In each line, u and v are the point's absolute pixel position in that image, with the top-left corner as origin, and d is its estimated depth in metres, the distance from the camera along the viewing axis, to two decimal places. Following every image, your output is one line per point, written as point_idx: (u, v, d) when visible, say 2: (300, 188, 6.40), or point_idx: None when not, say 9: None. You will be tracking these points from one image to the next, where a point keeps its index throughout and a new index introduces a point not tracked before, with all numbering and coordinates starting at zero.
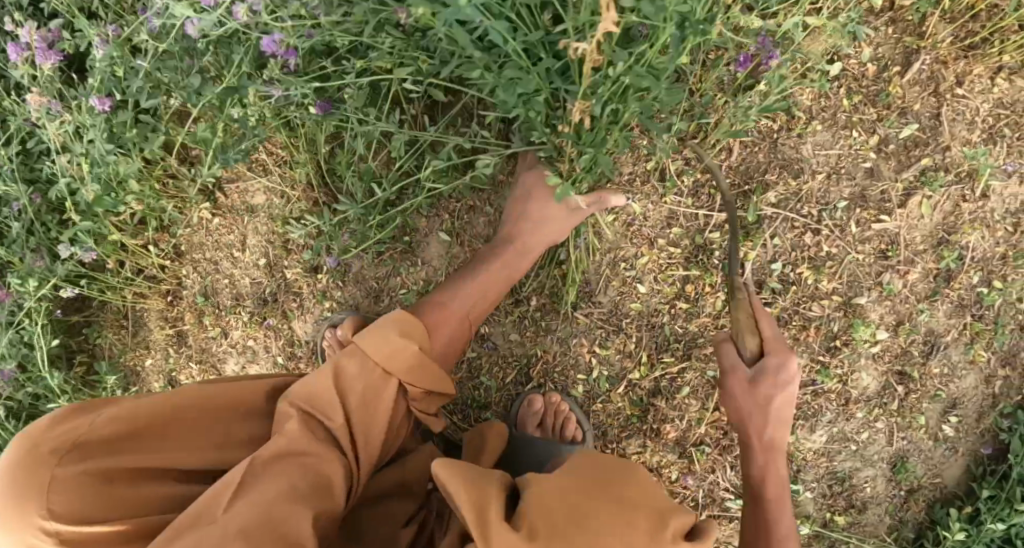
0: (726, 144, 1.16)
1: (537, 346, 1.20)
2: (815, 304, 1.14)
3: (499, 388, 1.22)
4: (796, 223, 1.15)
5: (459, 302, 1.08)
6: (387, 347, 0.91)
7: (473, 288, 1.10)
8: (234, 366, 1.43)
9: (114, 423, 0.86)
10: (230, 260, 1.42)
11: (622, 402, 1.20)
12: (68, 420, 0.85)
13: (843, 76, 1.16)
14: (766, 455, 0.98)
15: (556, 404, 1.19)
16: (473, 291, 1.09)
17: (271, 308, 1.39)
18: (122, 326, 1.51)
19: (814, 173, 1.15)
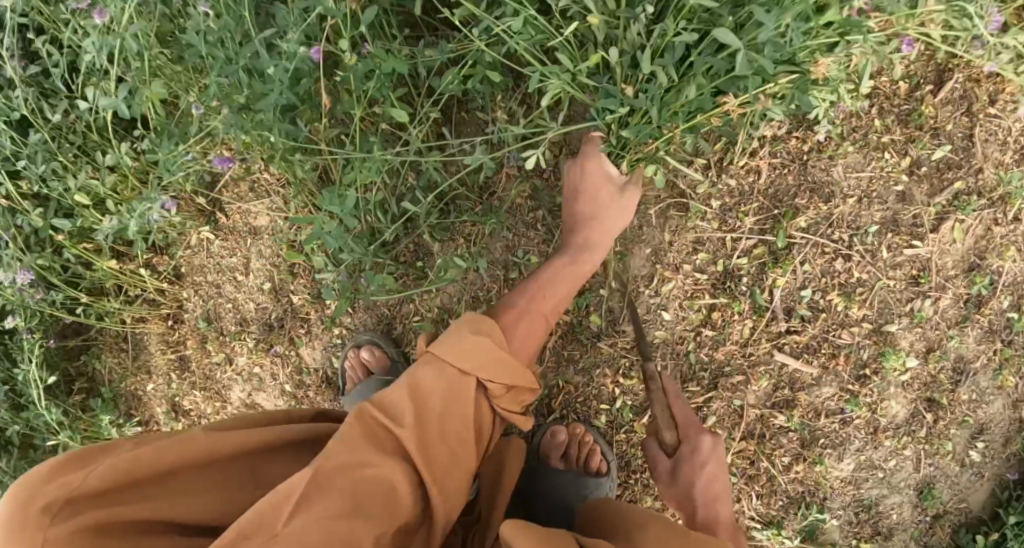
0: (754, 167, 1.12)
1: (559, 376, 1.16)
2: (845, 332, 1.12)
3: (519, 419, 1.18)
4: (826, 249, 1.11)
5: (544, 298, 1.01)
6: (466, 346, 0.82)
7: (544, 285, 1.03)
8: (240, 393, 1.38)
9: (111, 476, 0.71)
10: (234, 284, 1.37)
11: (646, 433, 1.16)
12: (66, 472, 0.70)
13: (875, 95, 1.12)
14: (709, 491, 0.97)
15: (578, 435, 1.15)
16: (555, 286, 1.04)
17: (277, 334, 1.34)
18: (122, 349, 1.44)
19: (845, 197, 1.11)
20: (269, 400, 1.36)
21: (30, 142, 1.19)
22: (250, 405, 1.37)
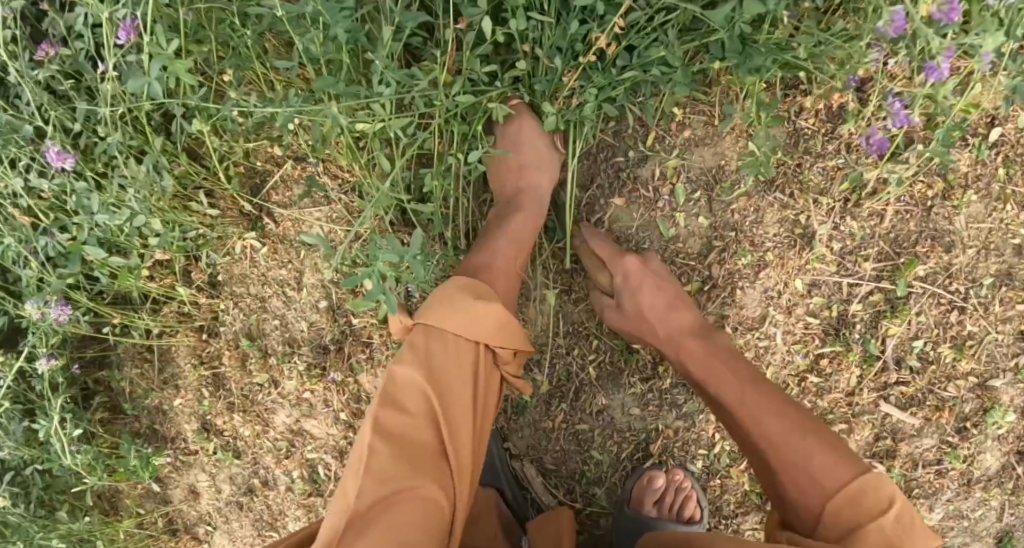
0: (878, 211, 1.07)
1: (659, 420, 1.09)
2: (950, 384, 1.10)
3: (612, 463, 1.11)
4: (941, 300, 1.08)
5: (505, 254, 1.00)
6: (469, 316, 0.85)
7: (513, 218, 1.03)
8: (286, 417, 1.26)
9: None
10: (283, 299, 1.23)
11: (744, 479, 1.11)
12: None
13: (1001, 143, 1.07)
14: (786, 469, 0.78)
15: (678, 482, 1.09)
16: (513, 232, 1.02)
17: (333, 358, 1.21)
18: (148, 361, 1.31)
19: (965, 248, 1.08)
20: (320, 427, 1.24)
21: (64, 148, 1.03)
22: (297, 431, 1.25)
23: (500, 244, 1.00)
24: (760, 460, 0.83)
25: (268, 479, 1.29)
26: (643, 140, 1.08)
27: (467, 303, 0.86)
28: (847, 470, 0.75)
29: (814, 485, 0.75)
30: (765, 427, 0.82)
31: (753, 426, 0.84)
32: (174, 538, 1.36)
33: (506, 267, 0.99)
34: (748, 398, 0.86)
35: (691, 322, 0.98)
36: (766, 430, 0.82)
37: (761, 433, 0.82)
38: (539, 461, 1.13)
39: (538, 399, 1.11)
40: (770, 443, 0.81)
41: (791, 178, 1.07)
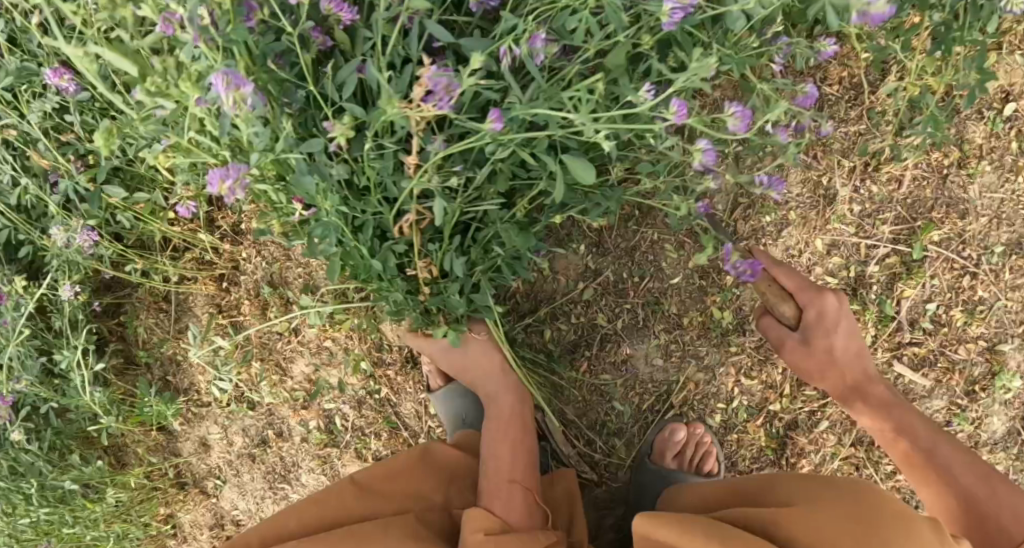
0: (897, 176, 1.11)
1: (681, 373, 1.12)
2: (961, 347, 1.13)
3: (632, 415, 1.13)
4: (954, 265, 1.12)
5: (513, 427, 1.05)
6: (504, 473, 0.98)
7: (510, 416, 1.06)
8: (305, 367, 1.26)
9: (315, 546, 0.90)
10: (308, 248, 1.23)
11: (759, 434, 1.14)
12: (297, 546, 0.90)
13: (1015, 117, 1.11)
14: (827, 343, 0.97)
15: (698, 436, 1.11)
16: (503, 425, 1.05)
17: (357, 307, 1.22)
18: (163, 309, 1.30)
19: (978, 215, 1.12)
20: (340, 378, 1.25)
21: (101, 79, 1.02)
22: (316, 381, 1.26)
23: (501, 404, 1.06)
24: (917, 461, 0.89)
25: (283, 430, 1.30)
26: (674, 99, 1.11)
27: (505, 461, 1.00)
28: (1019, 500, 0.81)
29: (995, 517, 0.79)
30: (912, 421, 0.93)
31: (927, 442, 0.90)
32: (182, 491, 1.35)
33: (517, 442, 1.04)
34: (867, 386, 0.98)
35: (797, 334, 0.97)
36: (905, 421, 0.94)
37: (901, 419, 0.94)
38: (560, 412, 1.15)
39: (562, 350, 1.14)
40: (899, 424, 0.94)
41: (816, 140, 1.11)
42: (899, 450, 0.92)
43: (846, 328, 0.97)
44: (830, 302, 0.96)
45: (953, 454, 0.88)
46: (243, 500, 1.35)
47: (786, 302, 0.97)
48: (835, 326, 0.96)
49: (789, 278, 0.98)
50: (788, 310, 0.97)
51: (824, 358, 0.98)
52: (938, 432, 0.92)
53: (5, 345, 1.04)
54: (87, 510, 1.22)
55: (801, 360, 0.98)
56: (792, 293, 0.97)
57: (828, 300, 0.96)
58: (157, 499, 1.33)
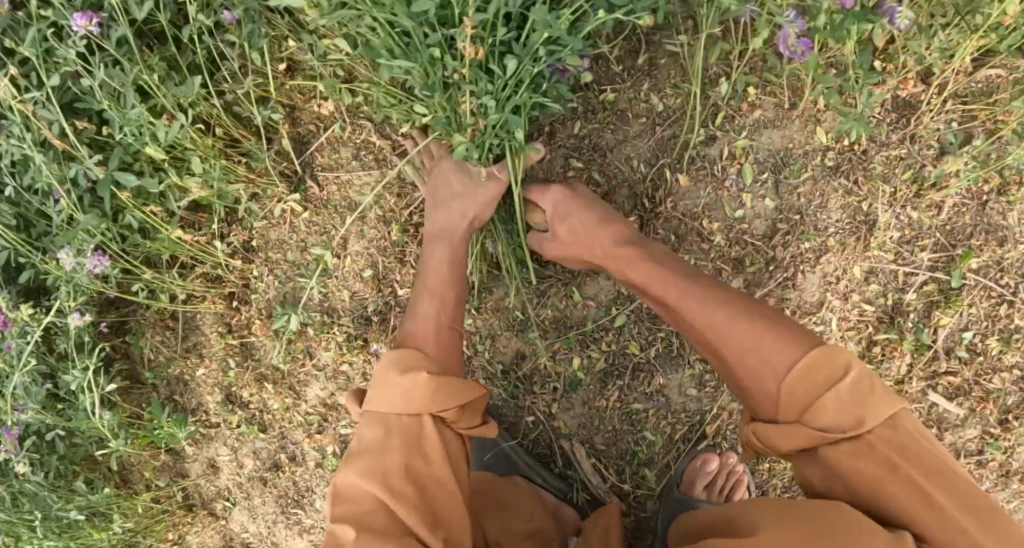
0: (937, 202, 1.09)
1: (715, 403, 1.08)
2: (996, 376, 1.11)
3: (664, 444, 1.10)
4: (992, 292, 1.10)
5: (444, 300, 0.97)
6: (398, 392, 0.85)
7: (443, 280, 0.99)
8: (320, 391, 1.20)
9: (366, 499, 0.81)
10: (323, 267, 1.17)
11: (792, 464, 1.12)
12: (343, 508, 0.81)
13: None
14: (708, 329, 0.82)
15: (730, 466, 1.09)
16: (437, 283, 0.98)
17: (376, 329, 1.17)
18: (168, 329, 1.23)
19: (1017, 243, 1.10)
20: None
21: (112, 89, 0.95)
22: (332, 405, 1.21)
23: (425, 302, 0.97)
24: (722, 370, 0.80)
25: (296, 454, 1.25)
26: (712, 120, 1.07)
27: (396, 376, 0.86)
28: (797, 348, 0.73)
29: (767, 368, 0.74)
30: (698, 313, 0.81)
31: (709, 341, 0.81)
32: (189, 514, 1.30)
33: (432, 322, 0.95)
34: (656, 278, 0.87)
35: (556, 221, 0.96)
36: (709, 333, 0.80)
37: (697, 318, 0.81)
38: (589, 441, 1.11)
39: (593, 378, 1.09)
40: (736, 356, 0.77)
41: (857, 163, 1.07)
42: (669, 311, 0.86)
43: (595, 218, 0.94)
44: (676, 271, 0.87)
45: (778, 352, 0.74)
46: (253, 524, 1.30)
47: (535, 208, 1.00)
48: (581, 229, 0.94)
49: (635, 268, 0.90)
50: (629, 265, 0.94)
51: (635, 252, 0.91)
52: (810, 340, 0.74)
53: (10, 373, 0.98)
54: (92, 539, 1.16)
55: (562, 253, 0.96)
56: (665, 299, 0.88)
57: (575, 196, 0.97)
58: (163, 523, 1.28)
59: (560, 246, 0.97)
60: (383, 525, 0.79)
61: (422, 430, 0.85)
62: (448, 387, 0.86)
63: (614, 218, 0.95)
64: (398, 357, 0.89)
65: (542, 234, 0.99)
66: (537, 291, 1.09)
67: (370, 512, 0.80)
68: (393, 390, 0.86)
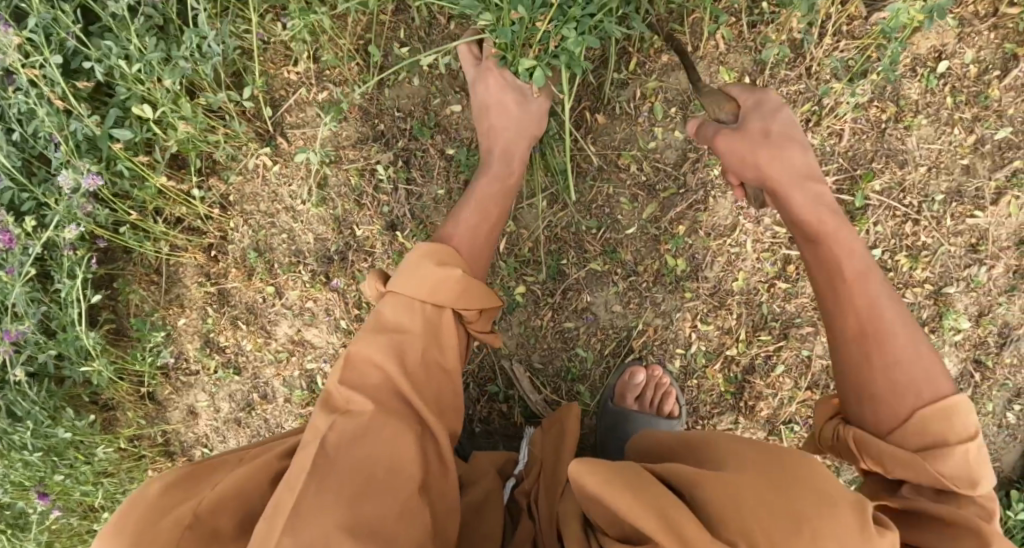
0: (837, 130, 1.18)
1: (640, 318, 1.18)
2: (907, 291, 1.20)
3: (595, 359, 1.20)
4: (896, 213, 1.19)
5: (469, 233, 0.98)
6: (428, 279, 0.88)
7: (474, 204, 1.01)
8: (288, 328, 1.35)
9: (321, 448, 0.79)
10: (291, 215, 1.33)
11: (718, 379, 1.20)
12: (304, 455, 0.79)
13: (948, 75, 1.16)
14: (783, 179, 0.87)
15: (658, 378, 1.17)
16: (475, 209, 1.01)
17: (336, 267, 1.30)
18: (153, 283, 1.40)
19: (916, 166, 1.18)
20: (320, 337, 1.34)
21: (109, 51, 1.14)
22: (299, 341, 1.35)
23: (467, 211, 1.00)
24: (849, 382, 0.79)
25: (267, 393, 1.39)
26: (625, 66, 1.16)
27: (423, 267, 0.89)
28: (938, 387, 0.75)
29: (913, 388, 0.75)
30: (872, 288, 0.80)
31: (856, 389, 0.78)
32: (169, 460, 1.44)
33: (473, 232, 0.98)
34: (839, 259, 0.82)
35: (756, 126, 0.88)
36: (881, 311, 0.78)
37: (868, 304, 0.79)
38: (528, 359, 1.21)
39: (528, 301, 1.20)
40: (879, 326, 0.78)
41: None
42: (816, 261, 0.84)
43: (785, 119, 0.90)
44: (816, 191, 0.86)
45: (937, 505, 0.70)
46: None
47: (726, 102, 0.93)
48: (784, 139, 0.89)
49: (751, 137, 0.89)
50: (727, 111, 0.93)
51: (760, 137, 0.88)
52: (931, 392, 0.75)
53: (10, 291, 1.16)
54: (80, 464, 1.32)
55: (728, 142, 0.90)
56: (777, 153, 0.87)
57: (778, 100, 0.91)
58: (145, 464, 1.42)
59: (724, 157, 0.91)
60: (385, 392, 0.84)
61: (439, 319, 0.88)
62: (474, 291, 0.89)
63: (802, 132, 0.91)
64: (437, 249, 0.91)
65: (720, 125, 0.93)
66: None
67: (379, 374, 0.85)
68: (424, 274, 0.88)
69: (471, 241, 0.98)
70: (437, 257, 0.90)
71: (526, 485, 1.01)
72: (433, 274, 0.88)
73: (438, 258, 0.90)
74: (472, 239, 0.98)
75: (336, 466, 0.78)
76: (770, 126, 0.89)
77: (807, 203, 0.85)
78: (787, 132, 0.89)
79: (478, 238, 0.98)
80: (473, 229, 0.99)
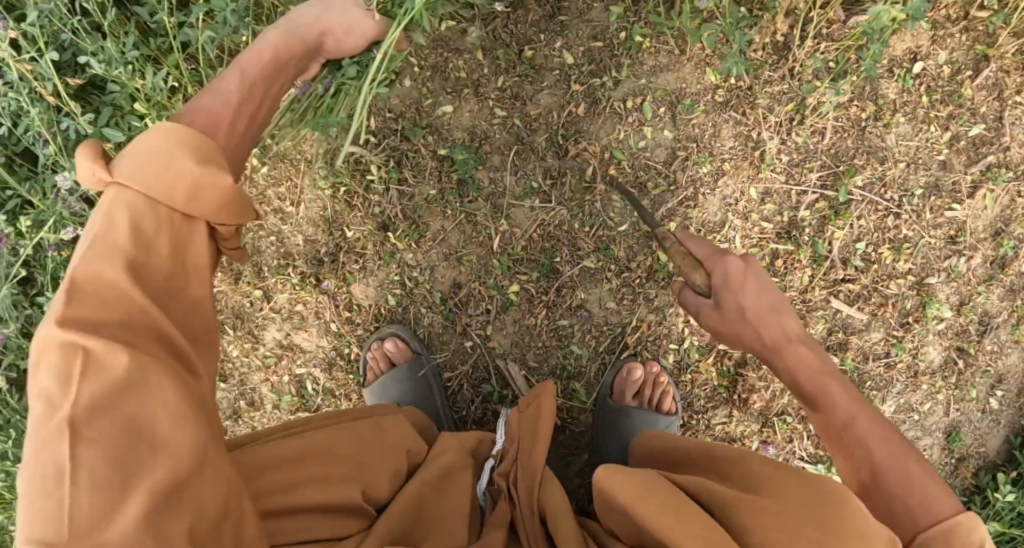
0: (820, 128, 1.21)
1: (633, 315, 1.19)
2: (892, 282, 1.22)
3: (591, 356, 1.20)
4: (879, 207, 1.22)
5: (223, 99, 0.83)
6: (156, 168, 0.65)
7: (239, 72, 0.88)
8: (277, 333, 1.33)
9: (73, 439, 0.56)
10: (280, 217, 1.30)
11: (710, 373, 1.22)
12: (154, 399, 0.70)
13: (923, 75, 1.21)
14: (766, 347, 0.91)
15: (655, 375, 1.18)
16: (249, 81, 0.88)
17: (327, 269, 1.28)
18: None
19: (896, 162, 1.21)
20: (310, 341, 1.31)
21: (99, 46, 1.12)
22: (288, 346, 1.32)
23: (228, 78, 0.86)
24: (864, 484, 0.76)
25: (254, 401, 1.36)
26: (617, 69, 1.21)
27: (149, 142, 0.67)
28: (946, 505, 0.71)
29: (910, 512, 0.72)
30: (858, 427, 0.79)
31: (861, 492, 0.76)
32: None
33: (235, 95, 0.85)
34: (832, 399, 0.83)
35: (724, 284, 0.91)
36: (870, 454, 0.76)
37: (859, 446, 0.78)
38: (523, 358, 1.21)
39: (523, 300, 1.20)
40: (872, 468, 0.75)
41: (744, 97, 1.20)
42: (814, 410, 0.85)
43: (752, 284, 0.90)
44: (818, 354, 0.88)
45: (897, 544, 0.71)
46: None
47: (696, 272, 0.93)
48: (739, 286, 0.91)
49: (730, 306, 0.92)
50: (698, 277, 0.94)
51: (725, 293, 0.91)
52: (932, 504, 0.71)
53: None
54: None
55: (718, 325, 0.95)
56: (750, 320, 0.91)
57: (740, 266, 0.90)
58: None
59: (700, 316, 0.96)
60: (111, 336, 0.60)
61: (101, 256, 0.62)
62: (207, 198, 0.66)
63: (773, 287, 0.91)
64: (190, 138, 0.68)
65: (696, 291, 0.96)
66: (470, 221, 1.22)
67: (104, 313, 0.61)
68: (135, 170, 0.65)
69: (240, 107, 0.84)
70: (183, 131, 0.68)
71: (503, 468, 0.98)
72: (140, 169, 0.65)
73: (173, 133, 0.68)
74: (246, 121, 0.86)
75: (49, 442, 0.56)
76: (740, 292, 0.90)
77: (797, 360, 0.88)
78: (761, 285, 0.90)
79: (247, 107, 0.86)
80: (235, 98, 0.85)
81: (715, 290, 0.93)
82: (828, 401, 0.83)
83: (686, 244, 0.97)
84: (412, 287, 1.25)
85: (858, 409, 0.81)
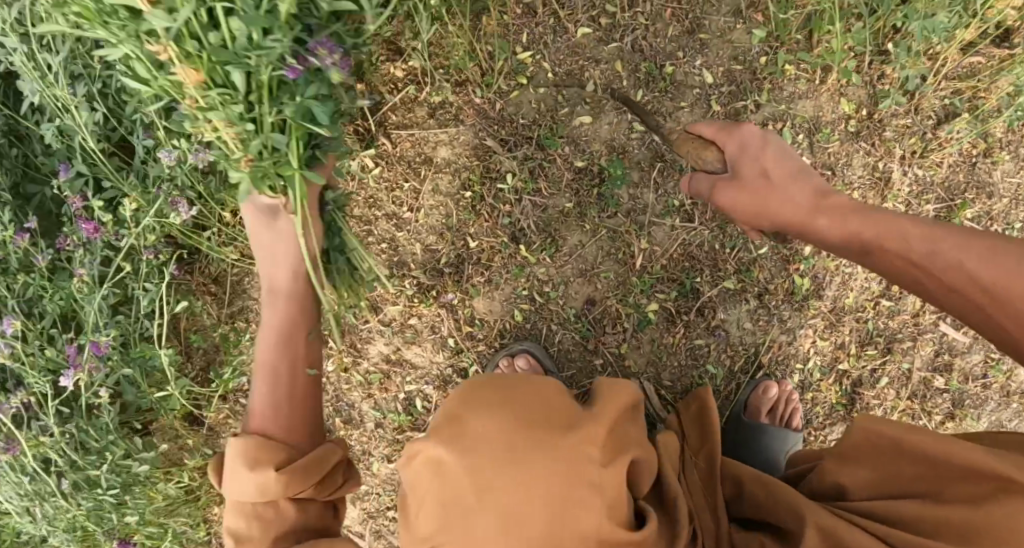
0: (937, 162, 1.25)
1: (767, 336, 1.21)
2: None
3: (725, 375, 1.21)
4: None
5: None
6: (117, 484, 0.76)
7: None
8: (384, 347, 1.24)
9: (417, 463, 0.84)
10: (394, 222, 1.22)
11: (831, 392, 1.25)
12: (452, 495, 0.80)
13: None
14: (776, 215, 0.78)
15: (788, 393, 1.20)
16: None
17: (449, 281, 1.21)
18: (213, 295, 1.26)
19: (1000, 197, 1.28)
20: (423, 356, 1.23)
21: None
22: (396, 361, 1.24)
23: None
24: (984, 328, 0.67)
25: (352, 417, 1.26)
26: (758, 93, 1.21)
27: None
28: None
29: None
30: (946, 252, 0.68)
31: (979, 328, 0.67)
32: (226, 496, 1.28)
33: None
34: (887, 244, 0.73)
35: (752, 171, 0.78)
36: (976, 279, 0.65)
37: (950, 273, 0.68)
38: (657, 377, 1.20)
39: (661, 319, 1.19)
40: (987, 294, 0.65)
41: (873, 128, 1.23)
42: (890, 273, 0.74)
43: (776, 150, 0.78)
44: (841, 212, 0.76)
45: None
46: None
47: (707, 150, 0.82)
48: (760, 154, 0.78)
49: (756, 184, 0.78)
50: (713, 157, 0.82)
51: (763, 186, 0.77)
52: None
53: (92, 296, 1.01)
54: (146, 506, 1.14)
55: (739, 197, 0.78)
56: (777, 189, 0.77)
57: (760, 132, 0.78)
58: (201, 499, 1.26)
59: (730, 209, 0.80)
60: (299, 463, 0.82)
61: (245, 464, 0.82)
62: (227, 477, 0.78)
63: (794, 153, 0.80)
64: None
65: (714, 177, 0.82)
66: (610, 237, 1.19)
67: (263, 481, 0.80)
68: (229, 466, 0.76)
69: None
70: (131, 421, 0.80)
71: None
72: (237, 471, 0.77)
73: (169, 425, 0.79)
74: None
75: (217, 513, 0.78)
76: (767, 167, 0.77)
77: (791, 207, 0.77)
78: (789, 170, 0.78)
79: None
80: None
81: (735, 169, 0.79)
82: (896, 241, 0.72)
83: (693, 128, 0.84)
84: (542, 302, 1.20)
85: (933, 233, 0.70)
